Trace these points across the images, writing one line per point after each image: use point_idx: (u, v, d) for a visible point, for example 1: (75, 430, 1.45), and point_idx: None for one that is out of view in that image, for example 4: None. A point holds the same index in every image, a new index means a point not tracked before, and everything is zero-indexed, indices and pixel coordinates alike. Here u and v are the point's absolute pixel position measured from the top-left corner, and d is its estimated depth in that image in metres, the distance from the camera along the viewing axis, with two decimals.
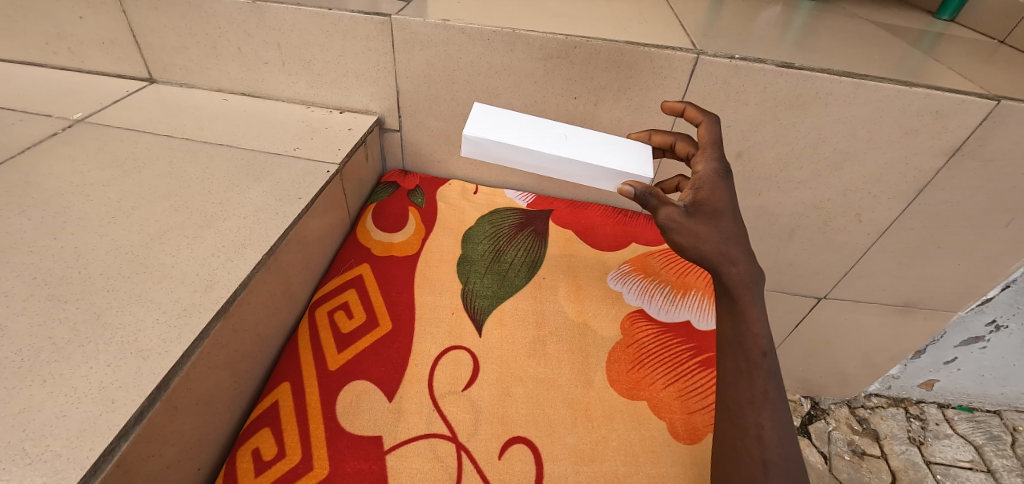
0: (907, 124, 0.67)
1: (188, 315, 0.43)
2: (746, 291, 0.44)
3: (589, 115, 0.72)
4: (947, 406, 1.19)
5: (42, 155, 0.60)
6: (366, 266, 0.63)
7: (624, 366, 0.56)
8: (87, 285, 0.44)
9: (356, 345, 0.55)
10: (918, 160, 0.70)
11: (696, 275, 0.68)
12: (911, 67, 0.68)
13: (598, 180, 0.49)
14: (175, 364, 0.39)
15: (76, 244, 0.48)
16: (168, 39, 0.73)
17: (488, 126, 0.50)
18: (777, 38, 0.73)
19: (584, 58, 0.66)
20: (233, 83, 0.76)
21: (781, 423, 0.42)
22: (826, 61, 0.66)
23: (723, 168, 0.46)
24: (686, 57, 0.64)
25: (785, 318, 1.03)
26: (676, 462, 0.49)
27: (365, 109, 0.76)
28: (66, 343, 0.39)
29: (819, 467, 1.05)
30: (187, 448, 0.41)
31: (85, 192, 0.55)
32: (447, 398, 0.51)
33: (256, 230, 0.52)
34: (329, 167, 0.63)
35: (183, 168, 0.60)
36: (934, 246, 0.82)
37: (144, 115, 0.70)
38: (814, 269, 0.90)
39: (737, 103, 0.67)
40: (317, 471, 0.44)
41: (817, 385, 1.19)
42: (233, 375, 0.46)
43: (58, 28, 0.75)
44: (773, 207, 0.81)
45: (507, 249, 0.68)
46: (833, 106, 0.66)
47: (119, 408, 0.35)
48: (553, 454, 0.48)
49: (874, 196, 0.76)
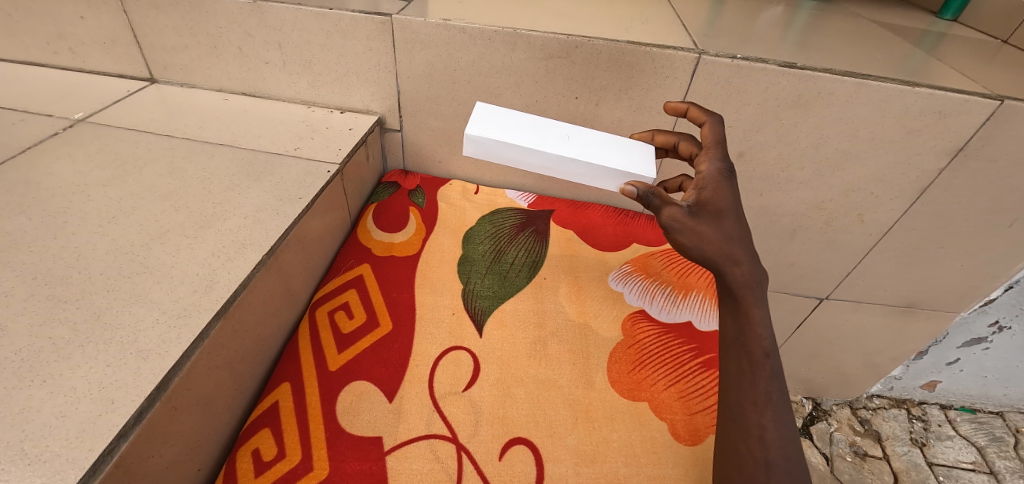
0: (909, 124, 0.66)
1: (189, 315, 0.43)
2: (749, 292, 0.44)
3: (590, 115, 0.71)
4: (950, 408, 1.19)
5: (43, 155, 0.60)
6: (366, 266, 0.63)
7: (626, 367, 0.56)
8: (87, 285, 0.44)
9: (356, 346, 0.54)
10: (921, 160, 0.70)
11: (698, 275, 0.68)
12: (913, 67, 0.68)
13: (600, 180, 0.49)
14: (175, 365, 0.39)
15: (76, 244, 0.48)
16: (168, 39, 0.73)
17: (490, 125, 0.49)
18: (779, 38, 0.73)
19: (585, 58, 0.65)
20: (234, 83, 0.76)
21: (784, 425, 0.42)
22: (828, 61, 0.66)
23: (726, 168, 0.46)
24: (688, 57, 0.64)
25: (787, 319, 1.02)
26: (678, 463, 0.48)
27: (365, 109, 0.76)
28: (66, 343, 0.39)
29: (821, 468, 1.05)
30: (186, 448, 0.41)
31: (86, 191, 0.54)
32: (448, 399, 0.51)
33: (256, 230, 0.52)
34: (330, 167, 0.63)
35: (184, 168, 0.60)
36: (937, 246, 0.82)
37: (145, 115, 0.70)
38: (816, 270, 0.90)
39: (738, 104, 0.67)
40: (317, 471, 0.44)
41: (819, 385, 1.18)
42: (233, 375, 0.46)
43: (59, 28, 0.75)
44: (775, 207, 0.81)
45: (508, 249, 0.68)
46: (835, 106, 0.66)
47: (119, 408, 0.35)
48: (554, 455, 0.48)
49: (876, 196, 0.76)
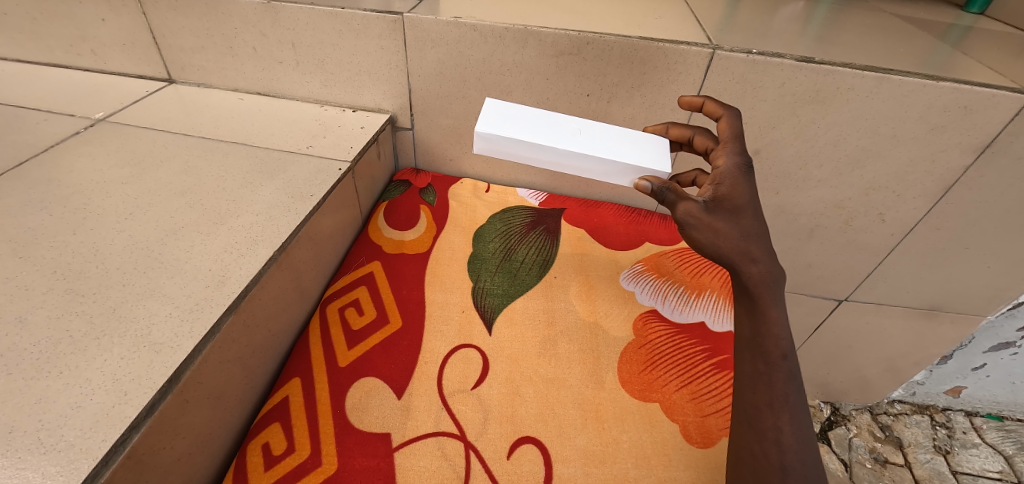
0: (933, 120, 0.64)
1: (200, 310, 0.43)
2: (767, 291, 0.42)
3: (602, 112, 0.71)
4: (975, 415, 1.15)
5: (65, 153, 0.61)
6: (377, 263, 0.64)
7: (636, 367, 0.55)
8: (104, 279, 0.45)
9: (366, 342, 0.55)
10: (945, 157, 0.68)
11: (711, 274, 0.66)
12: (938, 61, 0.65)
13: (614, 175, 0.49)
14: (186, 358, 0.39)
15: (95, 240, 0.49)
16: (186, 40, 0.75)
17: (500, 123, 0.49)
18: (797, 33, 0.71)
19: (596, 54, 0.65)
20: (249, 82, 0.77)
21: (800, 429, 0.41)
22: (847, 55, 0.64)
23: (744, 163, 0.45)
24: (702, 52, 0.62)
25: (804, 321, 1.00)
26: (689, 466, 0.48)
27: (376, 107, 0.76)
28: (82, 336, 0.40)
29: (839, 474, 1.02)
30: (197, 441, 0.41)
31: (105, 189, 0.56)
32: (456, 397, 0.51)
33: (268, 226, 0.52)
34: (341, 165, 0.64)
35: (199, 166, 0.61)
36: (961, 247, 0.79)
37: (163, 115, 0.71)
38: (835, 270, 0.88)
39: (755, 99, 0.66)
40: (325, 467, 0.44)
41: (837, 389, 1.16)
42: (244, 369, 0.47)
43: (82, 30, 0.77)
44: (791, 206, 0.79)
45: (518, 248, 0.68)
46: (855, 101, 0.64)
47: (131, 400, 0.36)
48: (562, 455, 0.47)
49: (897, 195, 0.74)
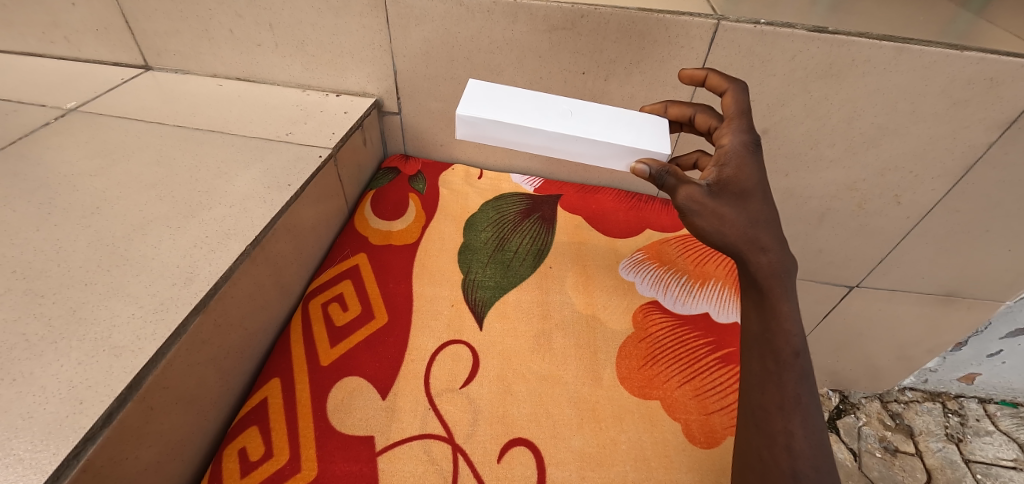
0: (956, 94, 0.60)
1: (165, 311, 0.40)
2: (777, 283, 0.39)
3: (599, 91, 0.66)
4: (989, 401, 1.11)
5: (33, 146, 0.58)
6: (363, 255, 0.61)
7: (636, 362, 0.52)
8: (64, 278, 0.42)
9: (349, 339, 0.52)
10: (968, 134, 0.63)
11: (716, 263, 0.63)
12: (960, 30, 0.61)
13: (608, 159, 0.45)
14: (148, 363, 0.36)
15: (58, 236, 0.46)
16: (160, 24, 0.71)
17: (485, 105, 0.46)
18: (808, 2, 0.66)
19: (592, 29, 0.60)
20: (228, 67, 0.74)
21: (813, 431, 0.37)
22: (863, 24, 0.60)
23: (751, 141, 0.41)
24: (705, 24, 0.58)
25: (813, 308, 0.96)
26: (692, 468, 0.45)
27: (362, 91, 0.72)
28: (39, 340, 0.38)
29: (848, 465, 0.99)
30: (167, 449, 0.39)
31: (73, 182, 0.53)
32: (444, 396, 0.48)
33: (241, 219, 0.49)
34: (322, 152, 0.60)
35: (173, 156, 0.57)
36: (981, 230, 0.75)
37: (138, 103, 0.68)
38: (847, 256, 0.84)
39: (763, 75, 0.61)
40: (305, 473, 0.42)
41: (847, 377, 1.12)
42: (218, 372, 0.44)
43: (52, 16, 0.74)
44: (802, 189, 0.75)
45: (512, 237, 0.64)
46: (872, 74, 0.59)
47: (86, 409, 0.33)
48: (557, 458, 0.45)
49: (915, 175, 0.69)
